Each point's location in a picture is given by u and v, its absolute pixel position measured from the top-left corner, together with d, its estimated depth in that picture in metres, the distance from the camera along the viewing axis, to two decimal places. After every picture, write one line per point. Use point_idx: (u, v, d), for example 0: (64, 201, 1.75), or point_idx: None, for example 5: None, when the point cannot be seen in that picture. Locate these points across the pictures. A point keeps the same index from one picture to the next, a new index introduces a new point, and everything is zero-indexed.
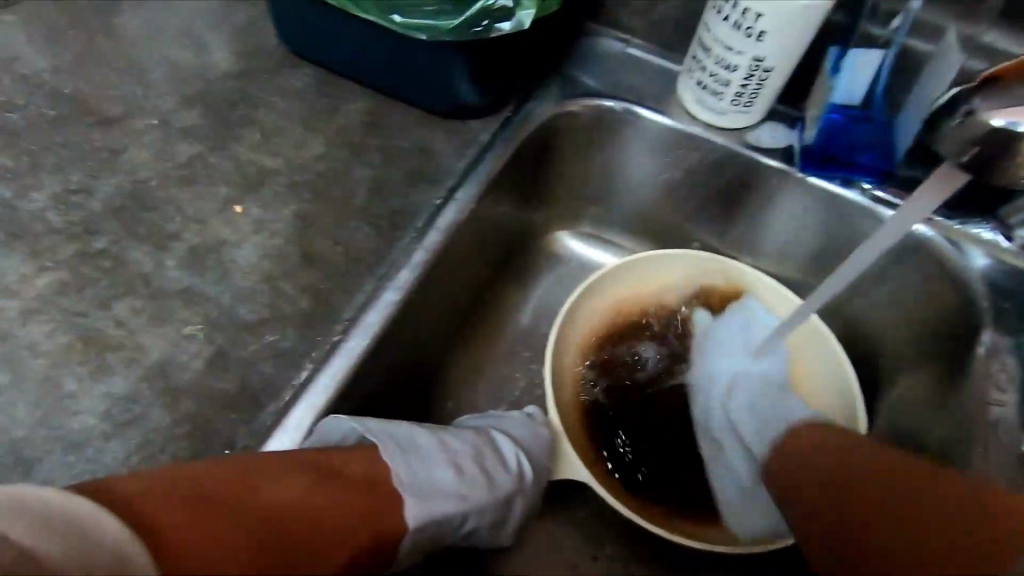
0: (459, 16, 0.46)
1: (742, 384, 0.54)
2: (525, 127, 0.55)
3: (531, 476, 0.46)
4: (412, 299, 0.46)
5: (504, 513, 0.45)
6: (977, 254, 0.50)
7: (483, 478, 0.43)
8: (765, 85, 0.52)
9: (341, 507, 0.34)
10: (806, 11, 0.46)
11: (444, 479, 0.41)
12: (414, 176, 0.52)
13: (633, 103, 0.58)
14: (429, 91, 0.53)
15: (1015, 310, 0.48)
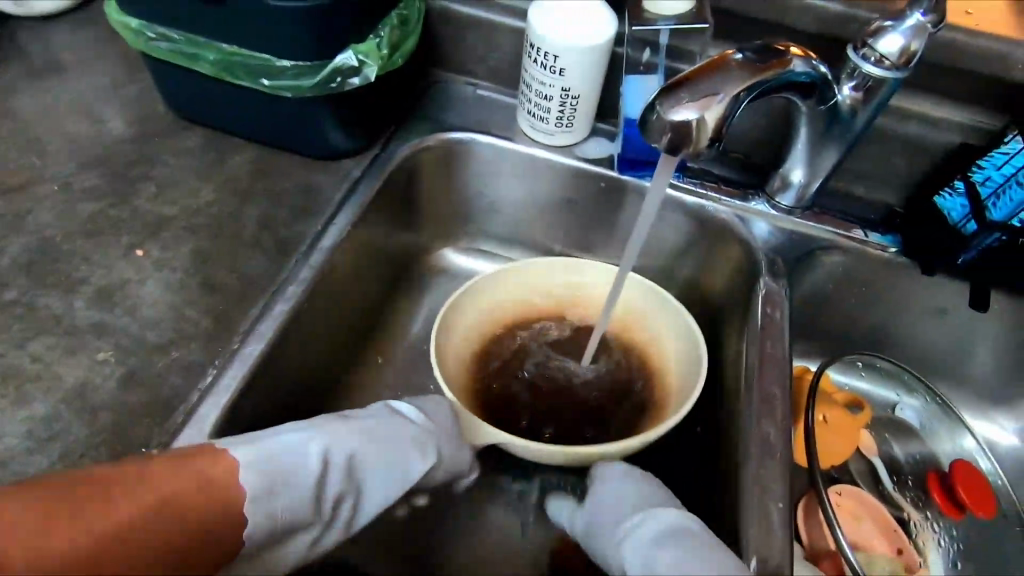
0: (315, 76, 0.56)
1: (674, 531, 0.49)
2: (392, 162, 0.66)
3: (418, 419, 0.53)
4: (301, 309, 0.54)
5: (395, 457, 0.50)
6: (760, 225, 0.66)
7: (354, 432, 0.49)
8: (578, 108, 0.65)
9: (171, 486, 0.39)
10: (591, 51, 0.59)
11: (305, 443, 0.47)
12: (297, 209, 0.61)
13: (477, 133, 0.70)
14: (304, 137, 0.63)
15: (789, 259, 0.65)
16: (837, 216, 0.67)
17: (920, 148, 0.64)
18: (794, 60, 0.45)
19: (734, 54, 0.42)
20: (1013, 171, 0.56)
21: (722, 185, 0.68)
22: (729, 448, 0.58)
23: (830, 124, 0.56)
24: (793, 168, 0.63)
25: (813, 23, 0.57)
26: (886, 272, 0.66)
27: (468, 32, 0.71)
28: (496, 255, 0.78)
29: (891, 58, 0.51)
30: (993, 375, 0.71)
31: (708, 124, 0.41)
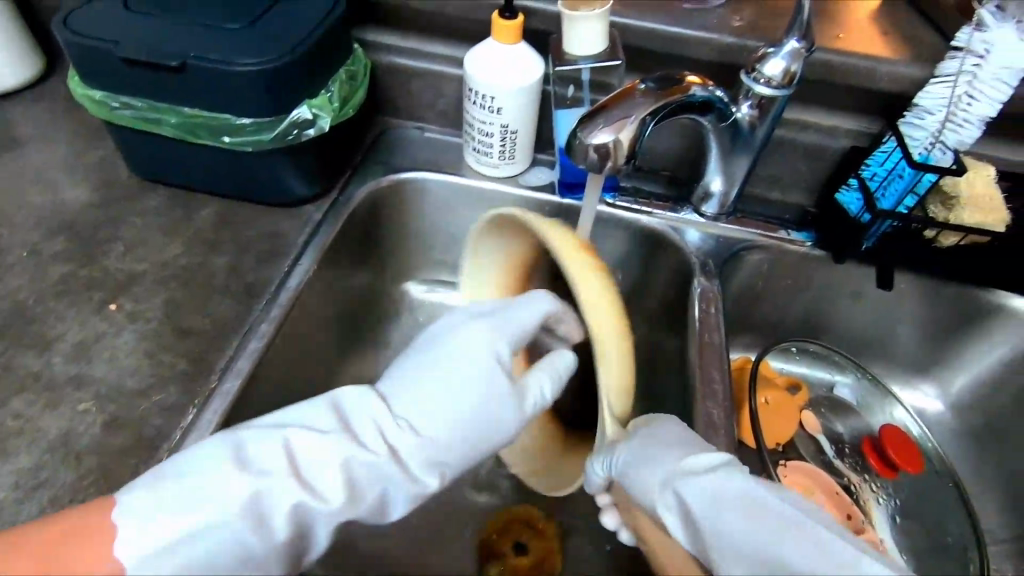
0: (273, 130, 0.61)
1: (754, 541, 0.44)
2: (350, 203, 0.71)
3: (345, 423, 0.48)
4: (274, 345, 0.57)
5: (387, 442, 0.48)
6: (691, 232, 0.73)
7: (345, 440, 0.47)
8: (518, 142, 0.72)
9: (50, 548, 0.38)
10: (522, 89, 0.66)
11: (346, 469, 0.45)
12: (264, 253, 0.65)
13: (429, 172, 0.76)
14: (266, 187, 0.67)
15: (719, 260, 0.72)
16: (757, 219, 0.75)
17: (818, 153, 0.73)
18: (695, 88, 0.55)
19: (639, 83, 0.49)
20: (892, 165, 0.65)
21: (654, 201, 0.75)
22: None
23: (735, 139, 0.65)
24: (712, 178, 0.71)
25: (712, 53, 0.66)
26: (805, 264, 0.74)
27: (413, 81, 0.77)
28: (459, 283, 0.82)
29: (774, 79, 0.59)
30: (912, 348, 0.79)
31: (622, 143, 0.47)
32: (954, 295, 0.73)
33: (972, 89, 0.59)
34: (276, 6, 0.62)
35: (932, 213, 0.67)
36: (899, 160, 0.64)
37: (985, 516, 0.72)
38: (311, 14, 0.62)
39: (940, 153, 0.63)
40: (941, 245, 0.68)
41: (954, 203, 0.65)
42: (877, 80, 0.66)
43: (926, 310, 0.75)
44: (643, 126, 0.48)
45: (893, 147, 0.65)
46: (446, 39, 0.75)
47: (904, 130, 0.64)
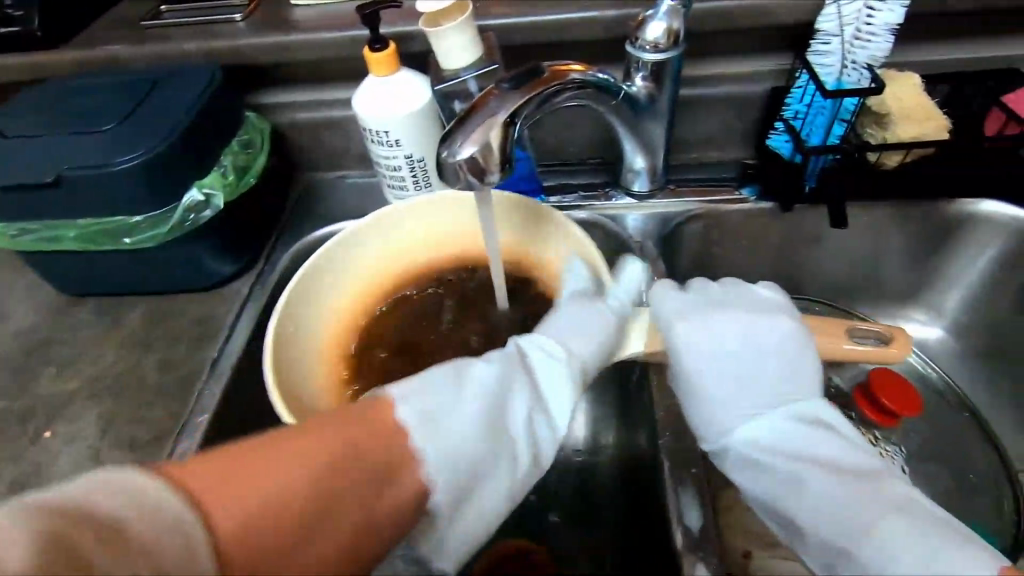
0: (169, 219, 0.61)
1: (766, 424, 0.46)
2: (277, 272, 0.70)
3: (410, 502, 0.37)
4: (213, 439, 0.58)
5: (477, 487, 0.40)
6: (631, 218, 0.70)
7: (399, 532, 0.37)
8: (428, 168, 0.68)
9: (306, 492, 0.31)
10: (415, 114, 0.63)
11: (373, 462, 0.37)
12: (194, 345, 0.65)
13: (336, 225, 0.74)
14: (185, 274, 0.67)
15: (657, 237, 0.69)
16: (694, 184, 0.72)
17: (743, 102, 0.69)
18: (568, 74, 0.51)
19: (497, 87, 0.47)
20: (811, 99, 0.62)
21: (585, 193, 0.72)
22: (646, 435, 0.60)
23: (638, 113, 0.61)
24: (632, 155, 0.67)
25: (599, 31, 0.63)
26: (754, 221, 0.70)
27: (320, 133, 0.76)
28: None
29: (660, 42, 0.56)
30: (896, 278, 0.73)
31: (488, 152, 0.45)
32: (919, 215, 0.68)
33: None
34: (149, 98, 0.62)
35: (867, 136, 0.62)
36: (815, 93, 0.61)
37: (1007, 440, 0.66)
38: (183, 94, 0.62)
39: (855, 75, 0.58)
40: (887, 165, 0.64)
41: (889, 121, 0.60)
42: (776, 16, 0.62)
43: (898, 238, 0.70)
44: (506, 132, 0.46)
45: (807, 81, 0.61)
46: (340, 82, 0.74)
47: (814, 60, 0.60)
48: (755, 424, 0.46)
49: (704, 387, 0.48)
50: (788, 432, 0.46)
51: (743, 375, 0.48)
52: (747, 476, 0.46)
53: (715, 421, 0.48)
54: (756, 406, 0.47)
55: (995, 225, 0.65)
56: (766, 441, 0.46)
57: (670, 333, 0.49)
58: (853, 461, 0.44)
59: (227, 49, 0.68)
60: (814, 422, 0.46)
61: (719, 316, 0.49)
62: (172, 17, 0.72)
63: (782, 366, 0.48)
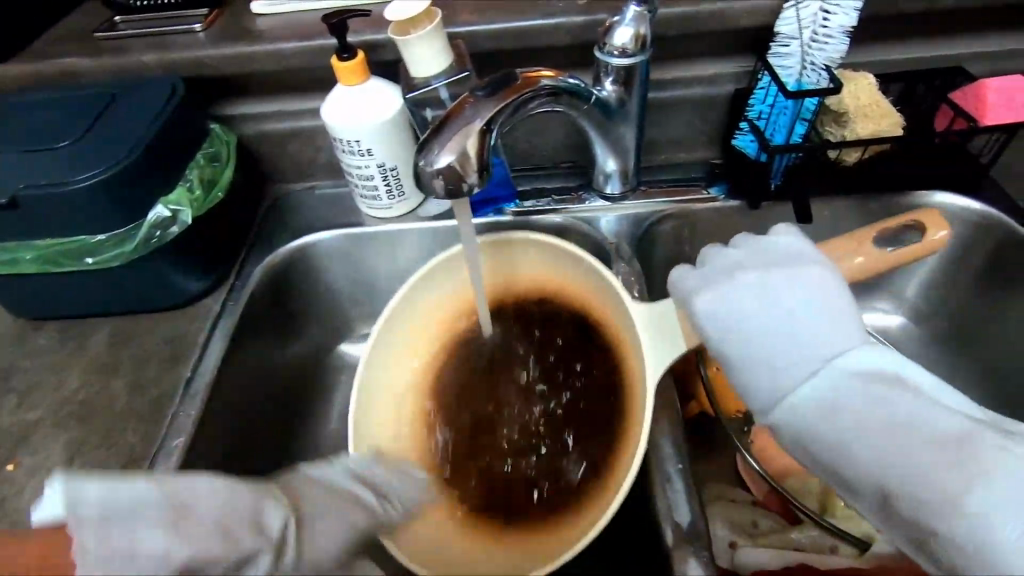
0: (135, 237, 0.59)
1: (835, 385, 0.45)
2: (248, 287, 0.68)
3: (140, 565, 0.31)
4: (190, 462, 0.56)
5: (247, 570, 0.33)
6: (606, 220, 0.71)
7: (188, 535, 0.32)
8: (401, 176, 0.68)
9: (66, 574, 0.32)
10: (387, 123, 0.63)
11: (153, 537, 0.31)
12: (164, 366, 0.63)
13: (309, 236, 0.73)
14: (153, 293, 0.65)
15: (631, 238, 0.70)
16: (665, 185, 0.73)
17: (707, 103, 0.71)
18: (540, 80, 0.52)
19: (471, 95, 0.47)
20: (773, 100, 0.64)
21: (560, 197, 0.73)
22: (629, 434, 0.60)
23: (608, 117, 0.62)
24: (604, 158, 0.68)
25: (567, 37, 0.64)
26: (724, 219, 0.71)
27: (288, 144, 0.75)
28: None
29: (628, 48, 0.57)
30: None
31: (466, 160, 0.45)
32: (878, 209, 0.70)
33: (826, 4, 0.57)
34: (107, 112, 0.60)
35: (828, 134, 0.64)
36: (777, 93, 0.63)
37: None
38: (145, 107, 0.60)
39: (814, 76, 0.60)
40: (847, 161, 0.67)
41: (847, 119, 0.63)
42: (737, 20, 0.64)
43: (859, 231, 0.72)
44: (482, 140, 0.46)
45: (769, 82, 0.63)
46: (307, 92, 0.73)
47: (775, 63, 0.62)
48: (809, 386, 0.46)
49: (745, 353, 0.49)
50: (854, 387, 0.45)
51: (785, 338, 0.48)
52: (809, 436, 0.45)
53: (768, 386, 0.48)
54: (807, 366, 0.47)
55: (949, 216, 0.69)
56: (825, 397, 0.45)
57: (694, 311, 0.51)
58: (927, 414, 0.43)
59: (189, 61, 0.66)
60: (872, 373, 0.45)
61: (742, 280, 0.51)
62: (128, 29, 0.70)
63: (820, 320, 0.48)
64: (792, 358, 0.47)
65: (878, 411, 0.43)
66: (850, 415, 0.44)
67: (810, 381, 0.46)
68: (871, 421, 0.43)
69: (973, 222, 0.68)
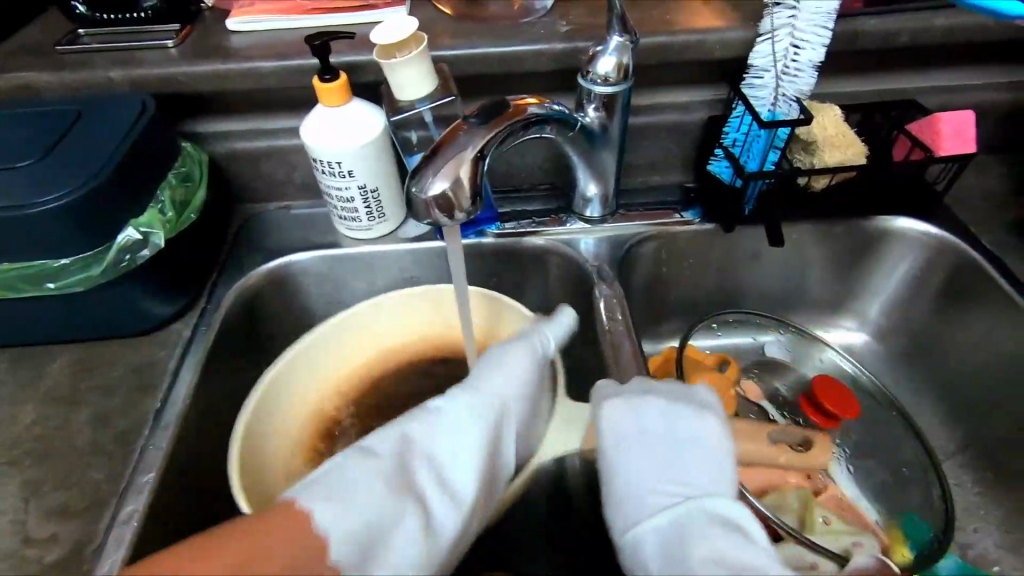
0: (102, 261, 0.56)
1: (676, 523, 0.39)
2: (221, 311, 0.66)
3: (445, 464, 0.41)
4: (160, 500, 0.53)
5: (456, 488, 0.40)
6: (586, 242, 0.72)
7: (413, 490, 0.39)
8: (382, 198, 0.67)
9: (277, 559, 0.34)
10: (370, 145, 0.62)
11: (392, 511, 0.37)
12: (131, 397, 0.60)
13: (284, 257, 0.71)
14: (119, 320, 0.62)
15: (612, 260, 0.71)
16: (642, 208, 0.75)
17: (682, 130, 0.73)
18: (528, 108, 0.52)
19: (463, 122, 0.47)
20: (747, 128, 0.66)
21: (540, 219, 0.73)
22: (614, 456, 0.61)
23: (591, 142, 0.63)
24: (585, 181, 0.69)
25: (549, 63, 0.65)
26: (699, 241, 0.73)
27: (262, 163, 0.73)
28: None
29: (610, 77, 0.58)
30: (825, 290, 0.79)
31: (458, 186, 0.45)
32: (843, 232, 0.74)
33: (796, 40, 0.60)
34: (72, 129, 0.57)
35: (797, 162, 0.67)
36: (751, 122, 0.65)
37: (932, 433, 0.72)
38: (113, 125, 0.58)
39: (786, 107, 0.63)
40: (816, 187, 0.70)
41: (815, 148, 0.66)
42: (711, 51, 0.66)
43: (825, 254, 0.76)
44: (475, 167, 0.47)
45: (743, 111, 0.66)
46: (283, 111, 0.71)
47: (749, 93, 0.65)
48: (664, 518, 0.39)
49: (624, 476, 0.42)
50: (709, 525, 0.38)
51: (665, 466, 0.42)
52: (656, 570, 0.38)
53: (627, 510, 0.41)
54: (673, 498, 0.40)
55: (907, 239, 0.73)
56: (679, 531, 0.38)
57: (599, 413, 0.45)
58: (773, 573, 0.36)
59: (160, 77, 0.64)
60: (723, 523, 0.38)
61: (652, 403, 0.45)
62: (92, 42, 0.67)
63: (703, 459, 0.42)
64: (656, 493, 0.41)
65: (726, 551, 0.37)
66: (697, 553, 0.37)
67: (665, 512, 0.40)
68: (717, 558, 0.36)
69: (928, 245, 0.72)
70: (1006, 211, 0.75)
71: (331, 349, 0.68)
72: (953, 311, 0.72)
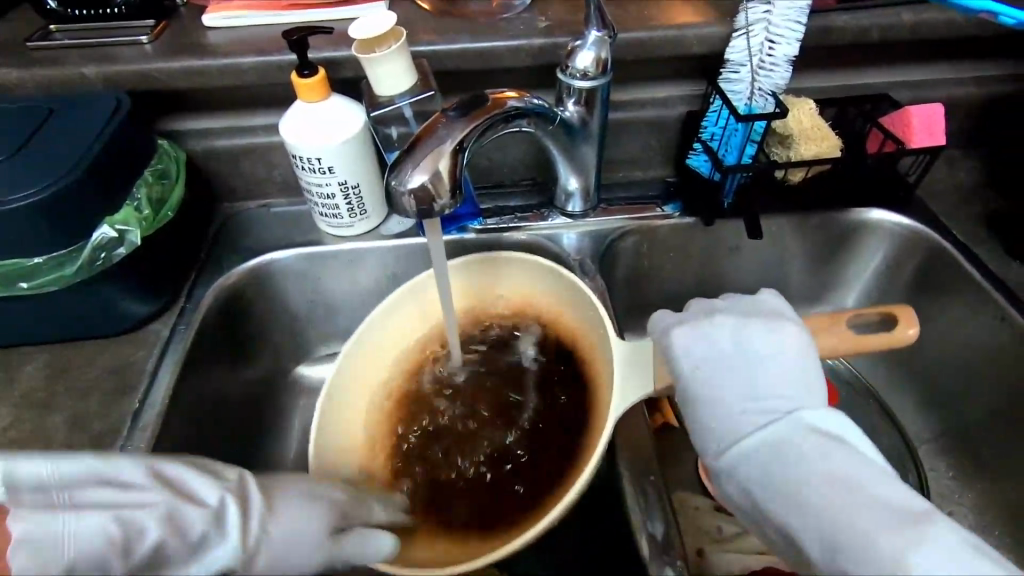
0: (77, 259, 0.55)
1: (774, 433, 0.47)
2: (200, 310, 0.65)
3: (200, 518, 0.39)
4: None
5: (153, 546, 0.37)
6: (568, 237, 0.72)
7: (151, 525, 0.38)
8: (363, 194, 0.67)
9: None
10: (351, 141, 0.62)
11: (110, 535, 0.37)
12: (108, 398, 0.59)
13: (265, 256, 0.71)
14: (94, 320, 0.61)
15: (594, 254, 0.71)
16: (624, 203, 0.75)
17: (661, 125, 0.74)
18: (507, 101, 0.52)
19: (442, 115, 0.47)
20: (725, 122, 0.67)
21: (523, 214, 0.74)
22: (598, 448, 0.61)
23: (572, 137, 0.64)
24: (566, 176, 0.69)
25: (528, 58, 0.65)
26: (680, 235, 0.74)
27: (241, 160, 0.72)
28: None
29: (589, 71, 0.59)
30: (804, 283, 0.80)
31: (439, 179, 0.46)
32: (821, 224, 0.75)
33: (771, 34, 0.61)
34: (44, 126, 0.56)
35: (774, 155, 0.68)
36: (729, 116, 0.66)
37: (907, 421, 0.73)
38: (86, 122, 0.57)
39: (762, 101, 0.64)
40: (792, 180, 0.71)
41: (791, 141, 0.67)
42: (688, 47, 0.67)
43: (802, 247, 0.77)
44: (455, 160, 0.47)
45: (720, 105, 0.66)
46: (262, 108, 0.71)
47: (726, 87, 0.65)
48: (758, 433, 0.47)
49: (709, 395, 0.50)
50: (798, 437, 0.46)
51: (750, 382, 0.50)
52: (757, 479, 0.46)
53: (720, 429, 0.49)
54: (762, 415, 0.48)
55: (882, 231, 0.74)
56: (775, 444, 0.47)
57: (672, 344, 0.52)
58: (860, 466, 0.44)
59: (134, 73, 0.63)
60: (815, 429, 0.47)
61: (723, 327, 0.52)
62: (64, 38, 0.66)
63: (772, 375, 0.50)
64: (747, 402, 0.49)
65: (817, 456, 0.45)
66: (797, 455, 0.45)
67: (761, 424, 0.48)
68: (810, 463, 0.45)
69: (902, 236, 0.74)
70: (976, 203, 0.77)
71: (363, 360, 0.65)
72: (926, 302, 0.73)
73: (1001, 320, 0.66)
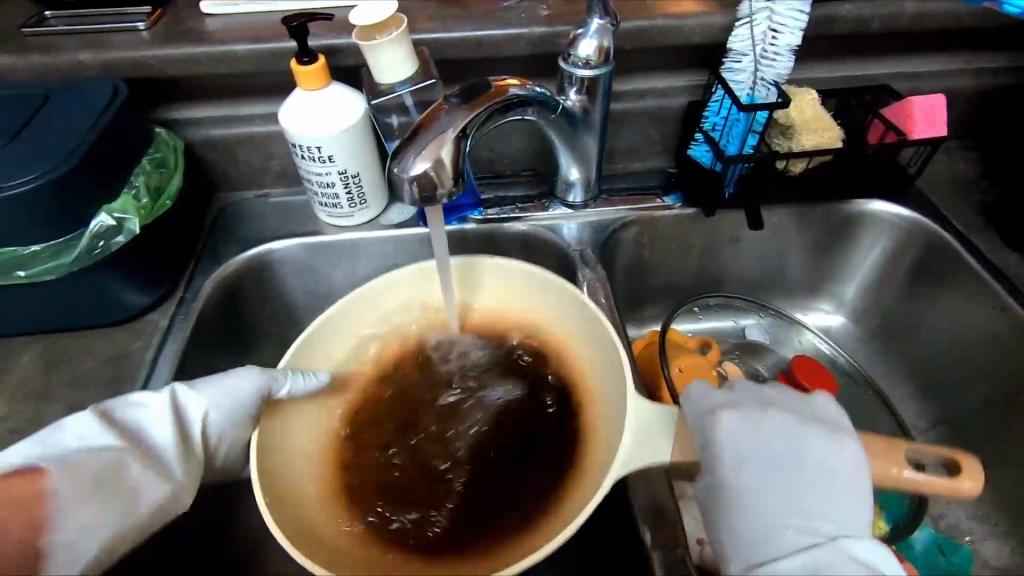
0: (75, 247, 0.55)
1: (816, 562, 0.41)
2: (198, 300, 0.65)
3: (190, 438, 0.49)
4: None
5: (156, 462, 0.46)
6: (568, 227, 0.72)
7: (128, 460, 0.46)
8: (363, 184, 0.66)
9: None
10: (351, 130, 0.61)
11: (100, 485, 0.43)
12: (106, 388, 0.58)
13: (263, 245, 0.70)
14: (91, 310, 0.60)
15: (594, 245, 0.71)
16: (624, 194, 0.75)
17: (662, 116, 0.74)
18: (509, 89, 0.52)
19: (444, 102, 0.47)
20: (726, 113, 0.67)
21: (523, 204, 0.73)
22: None
23: (573, 126, 0.63)
24: (567, 166, 0.69)
25: (528, 47, 0.64)
26: (680, 226, 0.74)
27: (238, 150, 0.72)
28: None
29: (591, 59, 0.58)
30: (803, 274, 0.81)
31: (441, 166, 0.45)
32: (821, 215, 0.75)
33: (774, 24, 0.61)
34: (39, 113, 0.56)
35: (775, 146, 0.68)
36: (730, 106, 0.66)
37: (905, 411, 0.74)
38: (83, 109, 0.56)
39: (764, 90, 0.64)
40: (793, 171, 0.71)
41: (793, 132, 0.67)
42: (689, 37, 0.67)
43: (802, 238, 0.77)
44: (457, 147, 0.47)
45: (722, 95, 0.66)
46: (259, 97, 0.70)
47: (728, 77, 0.65)
48: (794, 550, 0.42)
49: (746, 495, 0.45)
50: (845, 570, 0.41)
51: (794, 495, 0.45)
52: None
53: (751, 541, 0.44)
54: (801, 538, 0.43)
55: (882, 222, 0.74)
56: (814, 570, 0.41)
57: (715, 421, 0.47)
58: None
59: (129, 61, 0.62)
60: (865, 565, 0.41)
61: (771, 424, 0.47)
62: (59, 25, 0.65)
63: (820, 489, 0.45)
64: (786, 514, 0.44)
65: None
66: None
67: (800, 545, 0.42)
68: None
69: (903, 227, 0.74)
70: (975, 195, 0.77)
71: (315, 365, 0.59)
72: (925, 293, 0.74)
73: (1000, 310, 0.66)
